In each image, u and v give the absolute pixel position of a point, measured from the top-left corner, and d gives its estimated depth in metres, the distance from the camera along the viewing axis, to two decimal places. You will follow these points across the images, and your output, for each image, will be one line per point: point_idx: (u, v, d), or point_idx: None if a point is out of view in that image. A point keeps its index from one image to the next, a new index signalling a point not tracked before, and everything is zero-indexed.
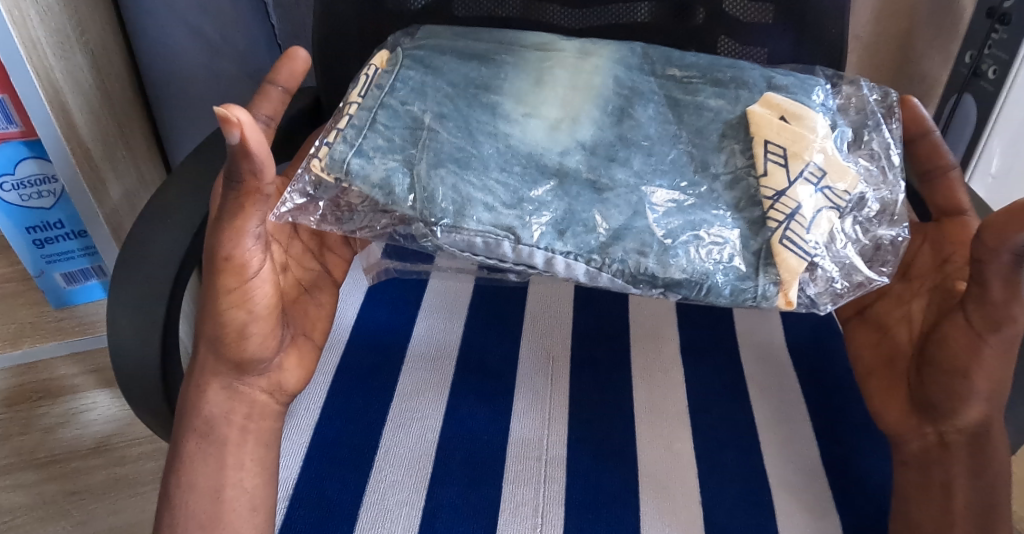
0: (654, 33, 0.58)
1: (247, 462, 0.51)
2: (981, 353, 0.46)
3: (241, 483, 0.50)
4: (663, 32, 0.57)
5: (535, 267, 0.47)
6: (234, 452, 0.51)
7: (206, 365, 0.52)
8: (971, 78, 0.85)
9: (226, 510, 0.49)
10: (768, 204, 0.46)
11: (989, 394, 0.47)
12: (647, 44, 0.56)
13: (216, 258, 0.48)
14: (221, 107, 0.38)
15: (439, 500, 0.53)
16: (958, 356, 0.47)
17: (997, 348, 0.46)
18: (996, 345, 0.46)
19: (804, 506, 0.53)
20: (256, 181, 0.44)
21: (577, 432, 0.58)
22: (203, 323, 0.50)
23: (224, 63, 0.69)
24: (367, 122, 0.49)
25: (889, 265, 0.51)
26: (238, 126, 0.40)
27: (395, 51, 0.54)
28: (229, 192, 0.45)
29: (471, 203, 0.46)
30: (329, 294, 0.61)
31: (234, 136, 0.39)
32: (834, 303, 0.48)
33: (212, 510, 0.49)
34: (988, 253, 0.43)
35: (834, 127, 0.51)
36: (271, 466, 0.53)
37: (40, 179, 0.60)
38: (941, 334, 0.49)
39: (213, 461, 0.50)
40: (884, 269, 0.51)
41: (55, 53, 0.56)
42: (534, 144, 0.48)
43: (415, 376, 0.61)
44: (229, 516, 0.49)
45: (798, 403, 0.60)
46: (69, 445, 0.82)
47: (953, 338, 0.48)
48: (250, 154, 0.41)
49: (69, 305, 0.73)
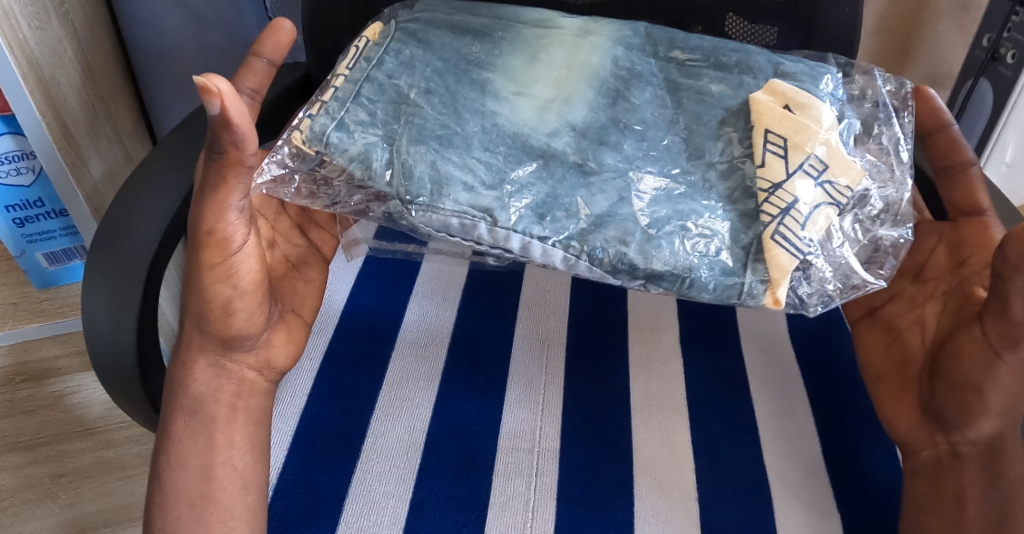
0: (659, 10, 0.55)
1: (237, 439, 0.50)
2: (997, 370, 0.44)
3: (231, 461, 0.49)
4: (668, 9, 0.55)
5: (511, 251, 0.45)
6: (223, 430, 0.50)
7: (192, 343, 0.50)
8: (989, 62, 0.81)
9: (217, 488, 0.48)
10: (764, 197, 0.44)
11: (1002, 410, 0.46)
12: (651, 24, 0.53)
13: (199, 232, 0.45)
14: (201, 76, 0.36)
15: (426, 493, 0.51)
16: (972, 371, 0.45)
17: (1014, 365, 0.44)
18: (1013, 362, 0.43)
19: (804, 505, 0.51)
20: (238, 153, 0.42)
21: (571, 423, 0.56)
22: (187, 300, 0.48)
23: (212, 37, 0.67)
24: (351, 95, 0.47)
25: (887, 268, 0.49)
26: (219, 96, 0.37)
27: (389, 24, 0.52)
28: (210, 165, 0.42)
29: (449, 182, 0.44)
30: (318, 271, 0.59)
31: (215, 107, 0.37)
32: (826, 306, 0.46)
33: (202, 489, 0.48)
34: (1010, 269, 0.41)
35: (841, 119, 0.48)
36: (263, 445, 0.51)
37: (19, 155, 0.58)
38: (955, 346, 0.47)
39: (203, 439, 0.49)
40: (882, 272, 0.49)
41: (31, 22, 0.54)
42: (522, 124, 0.46)
43: (405, 363, 0.59)
44: (220, 495, 0.48)
45: (799, 397, 0.58)
46: (55, 425, 0.82)
47: (967, 351, 0.46)
48: (232, 125, 0.39)
49: (53, 287, 0.70)
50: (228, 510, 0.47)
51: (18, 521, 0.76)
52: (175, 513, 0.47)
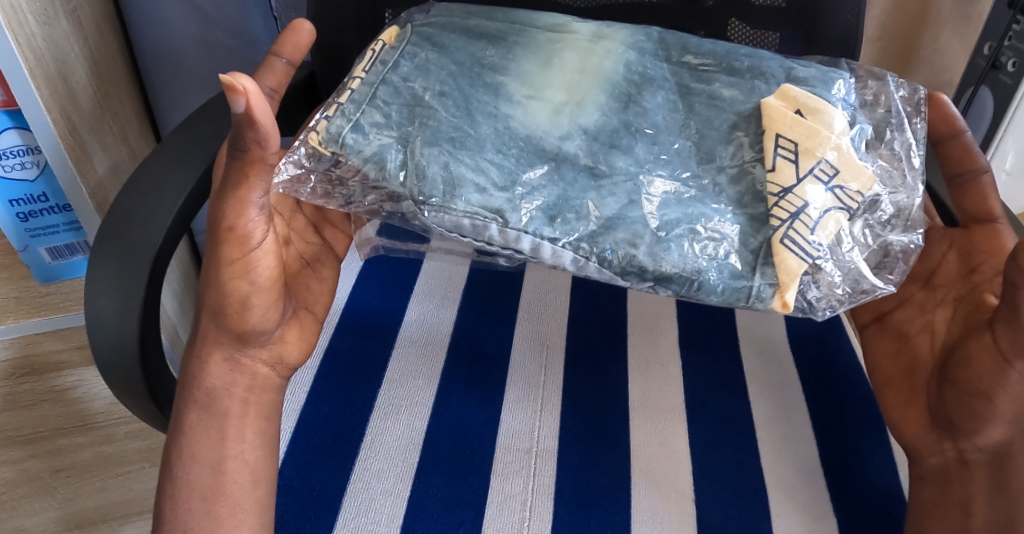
0: (661, 15, 0.55)
1: (247, 434, 0.50)
2: (1007, 377, 0.44)
3: (242, 455, 0.49)
4: (670, 15, 0.55)
5: (521, 252, 0.45)
6: (235, 425, 0.50)
7: (208, 337, 0.50)
8: (989, 70, 0.83)
9: (227, 482, 0.48)
10: (774, 201, 0.44)
11: (1011, 417, 0.46)
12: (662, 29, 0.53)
13: (218, 228, 0.46)
14: (227, 74, 0.36)
15: (424, 491, 0.51)
16: (980, 378, 0.46)
17: None
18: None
19: (801, 508, 0.52)
20: (261, 149, 0.41)
21: (570, 424, 0.56)
22: (204, 294, 0.49)
23: (218, 35, 0.67)
24: (367, 97, 0.47)
25: (897, 274, 0.49)
26: (244, 95, 0.37)
27: (406, 28, 0.52)
28: (233, 160, 0.42)
29: (462, 183, 0.44)
30: (331, 270, 0.59)
31: (239, 105, 0.37)
32: (833, 311, 0.47)
33: (213, 482, 0.48)
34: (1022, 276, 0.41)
35: (853, 123, 0.48)
36: (273, 439, 0.51)
37: (23, 150, 0.57)
38: (965, 354, 0.48)
39: (215, 433, 0.49)
40: (891, 278, 0.49)
41: (38, 18, 0.54)
42: (534, 127, 0.46)
43: (405, 360, 0.60)
44: (229, 488, 0.48)
45: (797, 401, 0.58)
46: (58, 419, 0.75)
47: (978, 360, 0.46)
48: (256, 123, 0.39)
49: (56, 281, 0.67)
50: (238, 504, 0.47)
51: (18, 514, 0.78)
52: (185, 506, 0.47)
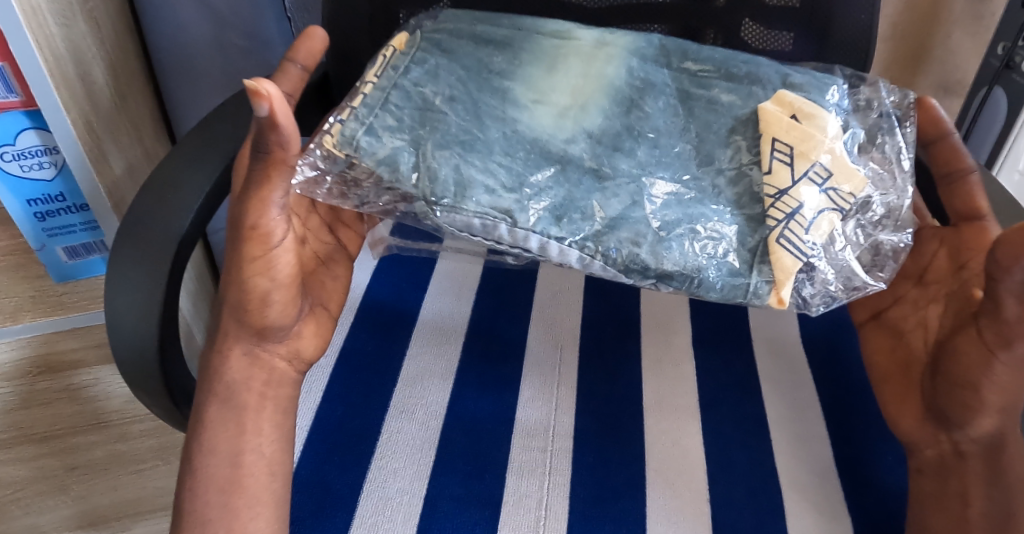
0: (672, 10, 0.55)
1: (265, 427, 0.50)
2: (993, 368, 0.45)
3: (259, 448, 0.49)
4: (682, 11, 0.55)
5: (530, 251, 0.46)
6: (252, 418, 0.50)
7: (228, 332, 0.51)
8: (1003, 70, 0.80)
9: (244, 475, 0.48)
10: (769, 203, 0.45)
11: (1002, 407, 0.46)
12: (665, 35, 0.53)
13: (241, 227, 0.46)
14: (252, 81, 0.36)
15: (439, 489, 0.52)
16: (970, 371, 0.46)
17: (1009, 364, 0.45)
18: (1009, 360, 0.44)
19: (815, 507, 0.52)
20: (283, 153, 0.42)
21: (584, 422, 0.56)
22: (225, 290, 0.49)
23: (232, 37, 0.67)
24: (380, 101, 0.48)
25: (886, 271, 0.50)
26: (268, 100, 0.38)
27: (415, 35, 0.53)
28: (255, 163, 0.42)
29: (472, 184, 0.44)
30: (345, 267, 0.59)
31: (263, 109, 0.38)
32: (827, 306, 0.47)
33: (229, 475, 0.48)
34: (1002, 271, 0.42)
35: (846, 128, 0.49)
36: (288, 434, 0.52)
37: (42, 150, 0.58)
38: (955, 348, 0.48)
39: (233, 426, 0.49)
40: (881, 275, 0.49)
41: (57, 20, 0.54)
42: (540, 130, 0.46)
43: (420, 359, 0.60)
44: (246, 481, 0.48)
45: (811, 400, 0.58)
46: (71, 417, 0.74)
47: (966, 351, 0.47)
48: (277, 126, 0.39)
49: (72, 281, 0.67)
50: (256, 497, 0.48)
51: (30, 511, 0.78)
52: (204, 497, 0.47)
